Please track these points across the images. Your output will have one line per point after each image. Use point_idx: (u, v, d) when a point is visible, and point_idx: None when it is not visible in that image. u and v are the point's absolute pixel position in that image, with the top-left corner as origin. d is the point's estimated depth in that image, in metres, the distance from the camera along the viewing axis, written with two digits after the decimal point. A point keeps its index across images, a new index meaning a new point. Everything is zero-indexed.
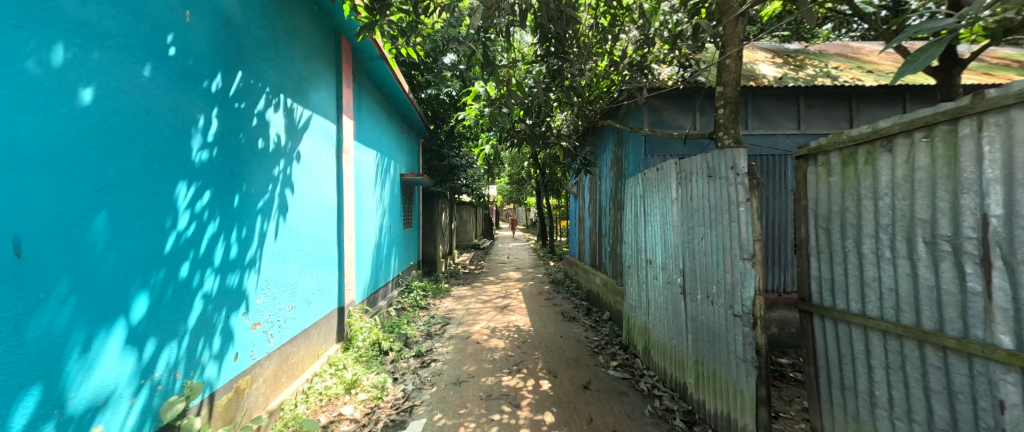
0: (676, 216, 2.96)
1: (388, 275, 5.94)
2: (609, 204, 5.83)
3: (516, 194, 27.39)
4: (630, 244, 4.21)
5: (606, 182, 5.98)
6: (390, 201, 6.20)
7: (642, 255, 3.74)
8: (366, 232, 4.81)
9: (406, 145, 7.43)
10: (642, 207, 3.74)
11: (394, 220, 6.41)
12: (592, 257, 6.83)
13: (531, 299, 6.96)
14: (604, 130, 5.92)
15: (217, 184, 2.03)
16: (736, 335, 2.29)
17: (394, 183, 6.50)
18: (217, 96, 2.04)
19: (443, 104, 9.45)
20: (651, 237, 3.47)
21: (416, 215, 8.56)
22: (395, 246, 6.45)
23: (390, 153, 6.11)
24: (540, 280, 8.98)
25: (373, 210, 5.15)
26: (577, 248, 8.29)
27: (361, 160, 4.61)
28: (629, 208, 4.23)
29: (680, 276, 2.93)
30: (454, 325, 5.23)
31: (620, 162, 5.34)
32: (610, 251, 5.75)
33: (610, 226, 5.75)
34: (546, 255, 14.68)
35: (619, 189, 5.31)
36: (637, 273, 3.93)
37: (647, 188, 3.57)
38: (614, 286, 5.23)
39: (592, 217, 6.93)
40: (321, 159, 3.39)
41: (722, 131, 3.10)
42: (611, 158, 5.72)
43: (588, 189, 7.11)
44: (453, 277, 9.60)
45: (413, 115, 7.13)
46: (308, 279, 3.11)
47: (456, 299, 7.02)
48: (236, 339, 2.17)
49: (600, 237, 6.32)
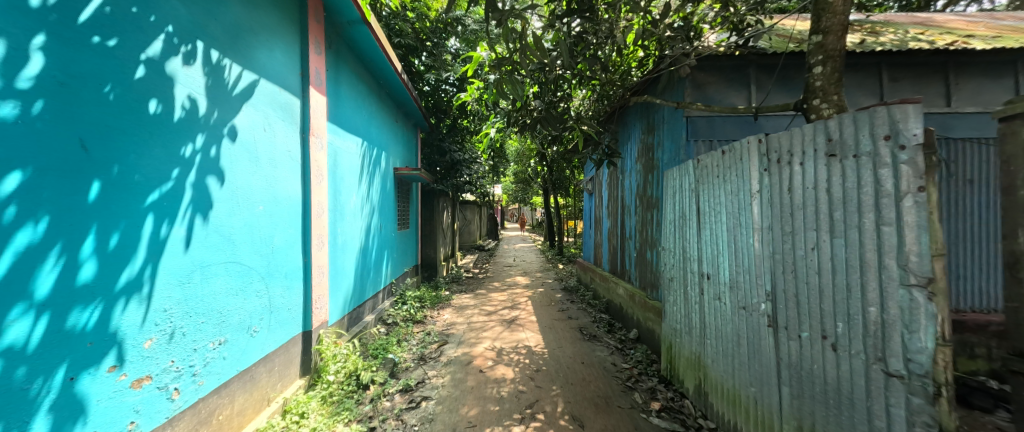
0: (758, 214, 2.11)
1: (377, 283, 5.14)
2: (636, 203, 4.99)
3: (521, 194, 26.50)
4: (672, 252, 3.36)
5: (632, 176, 5.12)
6: (382, 199, 5.40)
7: (694, 265, 2.89)
8: (347, 235, 4.00)
9: (402, 137, 6.65)
10: (693, 204, 2.89)
11: (386, 220, 5.62)
12: (613, 263, 5.97)
13: (543, 311, 6.11)
14: (630, 115, 5.07)
15: (43, 162, 1.22)
16: (893, 407, 1.43)
17: (387, 177, 5.70)
18: (44, 16, 1.23)
19: (445, 94, 8.67)
20: (711, 243, 2.62)
21: (413, 214, 7.75)
22: (386, 250, 5.63)
23: (381, 143, 5.31)
24: (551, 286, 8.12)
25: (357, 208, 4.34)
26: (592, 251, 7.44)
27: (341, 148, 3.79)
28: (671, 206, 3.37)
29: (765, 301, 2.07)
30: (452, 346, 4.41)
31: (651, 151, 4.48)
32: (637, 257, 4.90)
33: (638, 229, 4.89)
34: (553, 257, 13.75)
35: (651, 184, 4.45)
36: (684, 290, 3.08)
37: (702, 179, 2.72)
38: (645, 300, 4.36)
39: (612, 218, 6.08)
40: (274, 140, 2.56)
41: (818, 98, 2.24)
42: (639, 148, 4.87)
43: (608, 186, 6.25)
44: (454, 283, 8.76)
45: (410, 104, 6.36)
46: (250, 302, 2.29)
47: (456, 310, 6.19)
48: (93, 413, 1.36)
49: (624, 240, 5.46)
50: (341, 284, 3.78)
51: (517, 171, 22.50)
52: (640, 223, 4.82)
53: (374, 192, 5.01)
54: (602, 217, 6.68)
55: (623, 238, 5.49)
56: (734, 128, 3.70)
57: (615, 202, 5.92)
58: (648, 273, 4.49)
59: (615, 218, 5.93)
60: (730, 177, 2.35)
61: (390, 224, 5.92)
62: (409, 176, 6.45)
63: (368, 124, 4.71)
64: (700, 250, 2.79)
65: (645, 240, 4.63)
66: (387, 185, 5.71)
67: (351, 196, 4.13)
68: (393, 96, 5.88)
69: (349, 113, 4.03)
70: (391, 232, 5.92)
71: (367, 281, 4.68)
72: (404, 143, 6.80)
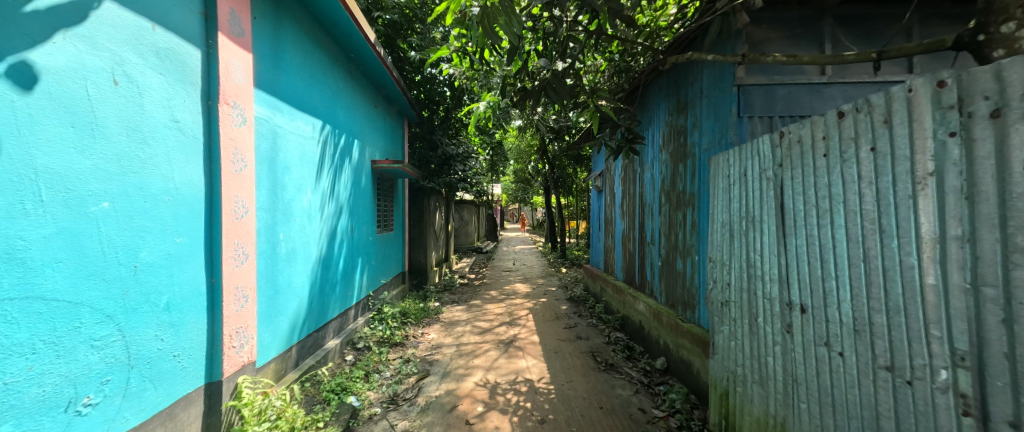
0: (930, 214, 1.20)
1: (347, 297, 4.25)
2: (660, 200, 4.10)
3: (521, 194, 25.67)
4: (724, 263, 2.47)
5: (656, 167, 4.22)
6: (353, 197, 4.50)
7: (770, 287, 1.99)
8: (297, 241, 3.11)
9: (384, 125, 5.78)
10: (770, 198, 1.98)
11: (359, 222, 4.72)
12: (629, 273, 5.07)
13: (547, 328, 5.21)
14: (652, 94, 4.20)
15: None
16: None
17: (362, 171, 4.81)
18: None
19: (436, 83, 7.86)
20: (808, 256, 1.72)
21: (398, 215, 6.85)
22: (361, 257, 4.75)
23: (351, 129, 4.41)
24: (556, 296, 7.21)
25: (314, 207, 3.43)
26: (602, 257, 6.53)
27: (283, 128, 2.88)
28: (725, 203, 2.47)
29: (945, 365, 1.17)
30: (434, 380, 3.51)
31: (682, 136, 3.59)
32: (662, 267, 4.01)
33: (664, 232, 4.00)
34: (555, 261, 12.82)
35: (682, 177, 3.57)
36: (749, 319, 2.17)
37: (790, 160, 1.83)
38: (676, 322, 3.46)
39: (627, 219, 5.20)
40: (138, 102, 1.67)
41: (1015, 20, 1.34)
42: (664, 133, 3.99)
43: (622, 182, 5.37)
44: (446, 292, 7.86)
45: (393, 88, 5.50)
46: (73, 359, 1.41)
47: (445, 327, 5.29)
48: None
49: (644, 245, 4.55)
50: (285, 305, 2.88)
51: (517, 170, 21.58)
52: (666, 225, 3.93)
53: (342, 189, 4.14)
54: (615, 217, 5.79)
55: (643, 243, 4.61)
56: (799, 101, 2.81)
57: (631, 200, 5.03)
58: (679, 288, 3.60)
59: (631, 218, 5.03)
60: (859, 151, 1.45)
61: (367, 226, 5.02)
62: (389, 170, 5.56)
63: (331, 103, 3.83)
64: (782, 265, 1.90)
65: (674, 246, 3.73)
66: (362, 180, 4.82)
67: (303, 191, 3.24)
68: (371, 76, 5.00)
69: (299, 84, 3.15)
70: (367, 235, 5.03)
71: (331, 296, 3.80)
72: (386, 134, 5.94)
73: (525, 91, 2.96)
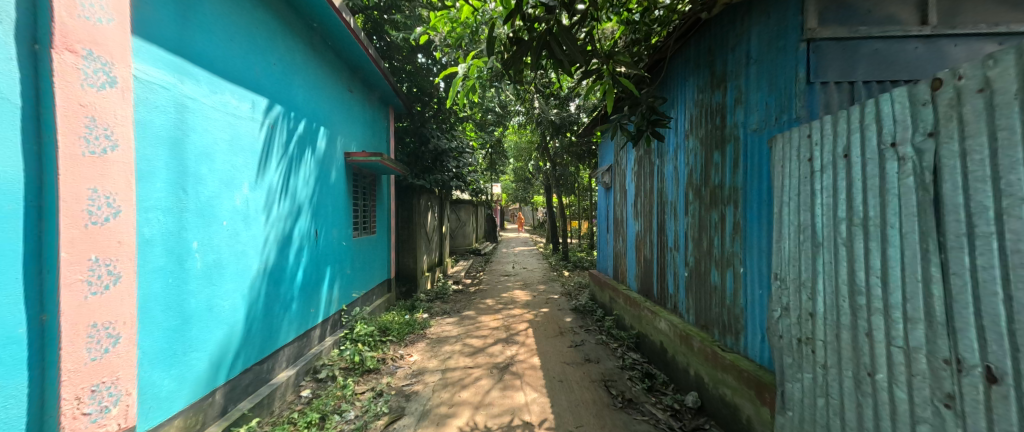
0: None
1: (309, 315, 3.52)
2: (687, 197, 3.37)
3: (521, 193, 25.00)
4: (803, 284, 1.73)
5: (681, 157, 3.49)
6: (319, 195, 3.78)
7: (904, 329, 1.25)
8: (225, 251, 2.39)
9: (362, 114, 5.05)
10: (906, 189, 1.24)
11: (328, 226, 4.00)
12: (646, 283, 4.33)
13: (549, 346, 4.49)
14: (677, 70, 3.47)
15: None
16: None
17: (331, 165, 4.07)
18: None
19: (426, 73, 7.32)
20: (998, 288, 0.99)
21: (383, 216, 6.14)
22: (329, 266, 4.01)
23: (315, 114, 3.69)
24: (560, 305, 6.48)
25: (254, 208, 2.71)
26: (611, 263, 5.79)
27: (196, 101, 2.15)
28: (804, 199, 1.73)
29: None
30: (409, 424, 2.78)
31: (719, 116, 2.87)
32: (691, 280, 3.28)
33: (693, 236, 3.26)
34: (558, 264, 12.10)
35: (720, 167, 2.84)
36: (856, 374, 1.44)
37: (953, 124, 1.09)
38: (714, 351, 2.73)
39: (643, 221, 4.46)
40: None
41: None
42: (694, 115, 3.25)
43: (637, 177, 4.63)
44: (438, 300, 7.14)
45: (372, 71, 4.77)
46: None
47: (431, 345, 4.58)
48: None
49: (666, 251, 3.83)
50: (200, 338, 2.16)
51: (517, 168, 20.82)
52: (696, 227, 3.19)
53: (301, 185, 3.40)
54: (627, 218, 5.05)
55: (664, 249, 3.87)
56: (893, 59, 2.06)
57: (648, 198, 4.29)
58: (718, 307, 2.86)
59: (648, 219, 4.29)
60: None
61: (339, 230, 4.30)
62: (367, 165, 4.83)
63: (285, 80, 3.11)
64: (936, 298, 1.15)
65: (708, 254, 3.00)
66: (332, 175, 4.09)
67: (236, 186, 2.51)
68: (344, 55, 4.29)
69: (228, 48, 2.42)
70: (340, 240, 4.31)
71: (283, 317, 3.07)
72: (366, 125, 5.20)
73: (521, 44, 2.18)
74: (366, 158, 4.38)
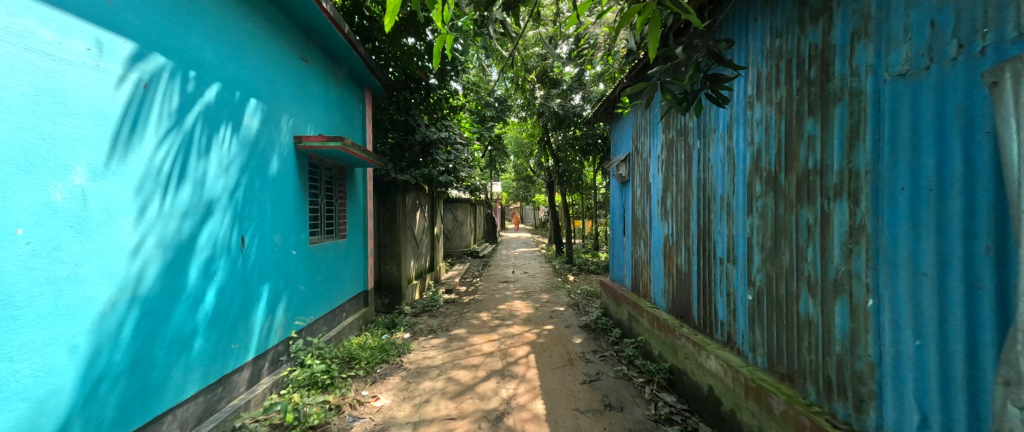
0: None
1: (229, 354, 2.57)
2: (752, 190, 2.40)
3: (522, 192, 24.13)
4: None
5: (741, 134, 2.52)
6: (250, 189, 2.82)
7: None
8: (21, 277, 1.45)
9: (322, 91, 4.07)
10: None
11: (267, 231, 3.04)
12: (682, 303, 3.35)
13: (556, 382, 3.51)
14: (742, 13, 2.49)
15: None
16: None
17: (273, 151, 3.13)
18: None
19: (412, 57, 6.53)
20: None
21: (356, 216, 5.18)
22: (268, 284, 3.06)
23: (241, 80, 2.73)
24: (567, 320, 5.50)
25: (107, 205, 1.76)
26: (628, 271, 4.83)
27: None
28: None
29: None
30: None
31: (817, 65, 1.90)
32: (761, 308, 2.32)
33: (764, 244, 2.30)
34: (561, 268, 11.19)
35: (821, 142, 1.87)
36: None
37: None
38: (817, 425, 1.76)
39: (676, 222, 3.48)
40: None
41: None
42: (766, 71, 2.28)
43: (667, 166, 3.65)
44: (425, 314, 6.18)
45: (332, 35, 3.78)
46: None
47: (406, 380, 3.61)
48: None
49: (713, 261, 2.86)
50: None
51: (517, 165, 19.91)
52: (772, 232, 2.23)
53: (214, 175, 2.44)
54: (652, 218, 4.07)
55: (710, 260, 2.90)
56: None
57: (685, 193, 3.31)
58: (817, 354, 1.90)
59: (684, 220, 3.32)
60: None
61: (286, 236, 3.34)
62: (326, 153, 3.87)
63: (175, 21, 2.16)
64: None
65: (796, 272, 2.04)
66: (273, 164, 3.14)
67: (58, 172, 1.58)
68: (292, 11, 3.33)
69: None
70: (288, 249, 3.36)
71: (176, 364, 2.12)
72: (329, 106, 4.23)
73: None
74: (324, 144, 3.54)
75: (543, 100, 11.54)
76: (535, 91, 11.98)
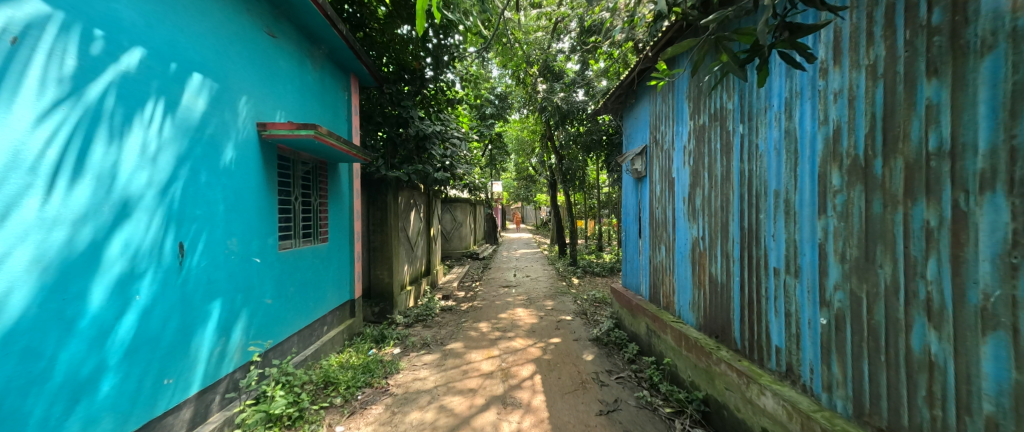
0: None
1: (160, 392, 2.04)
2: (826, 183, 1.86)
3: (524, 192, 23.65)
4: None
5: (809, 112, 1.97)
6: (193, 184, 2.29)
7: None
8: None
9: (295, 75, 3.54)
10: None
11: (220, 236, 2.52)
12: (719, 321, 2.80)
13: (567, 412, 2.97)
14: None
15: None
16: None
17: (226, 140, 2.59)
18: None
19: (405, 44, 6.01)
20: None
21: (340, 218, 4.64)
22: (221, 300, 2.53)
23: (179, 50, 2.20)
24: (576, 332, 4.96)
25: None
26: (646, 278, 4.29)
27: None
28: None
29: None
30: None
31: (942, 5, 1.36)
32: (844, 337, 1.77)
33: (846, 253, 1.76)
34: (566, 270, 10.66)
35: (954, 111, 1.32)
36: None
37: None
38: None
39: (710, 224, 2.92)
40: None
41: None
42: (850, 26, 1.73)
43: (697, 158, 3.11)
44: (419, 324, 5.64)
45: (305, 7, 3.25)
46: None
47: (391, 411, 3.06)
48: None
49: (764, 273, 2.32)
50: None
51: (518, 164, 19.41)
52: (860, 238, 1.68)
53: (133, 166, 1.91)
54: (676, 219, 3.52)
55: (759, 270, 2.35)
56: None
57: (722, 189, 2.76)
58: (948, 411, 1.35)
59: (722, 222, 2.77)
60: None
61: (247, 241, 2.80)
62: (299, 144, 3.33)
63: None
64: None
65: (905, 292, 1.49)
66: (227, 155, 2.61)
67: None
68: None
69: None
70: (249, 256, 2.82)
71: (70, 416, 1.59)
72: (304, 92, 3.70)
73: None
74: (296, 132, 3.01)
75: (545, 95, 11.05)
76: (537, 84, 11.49)
